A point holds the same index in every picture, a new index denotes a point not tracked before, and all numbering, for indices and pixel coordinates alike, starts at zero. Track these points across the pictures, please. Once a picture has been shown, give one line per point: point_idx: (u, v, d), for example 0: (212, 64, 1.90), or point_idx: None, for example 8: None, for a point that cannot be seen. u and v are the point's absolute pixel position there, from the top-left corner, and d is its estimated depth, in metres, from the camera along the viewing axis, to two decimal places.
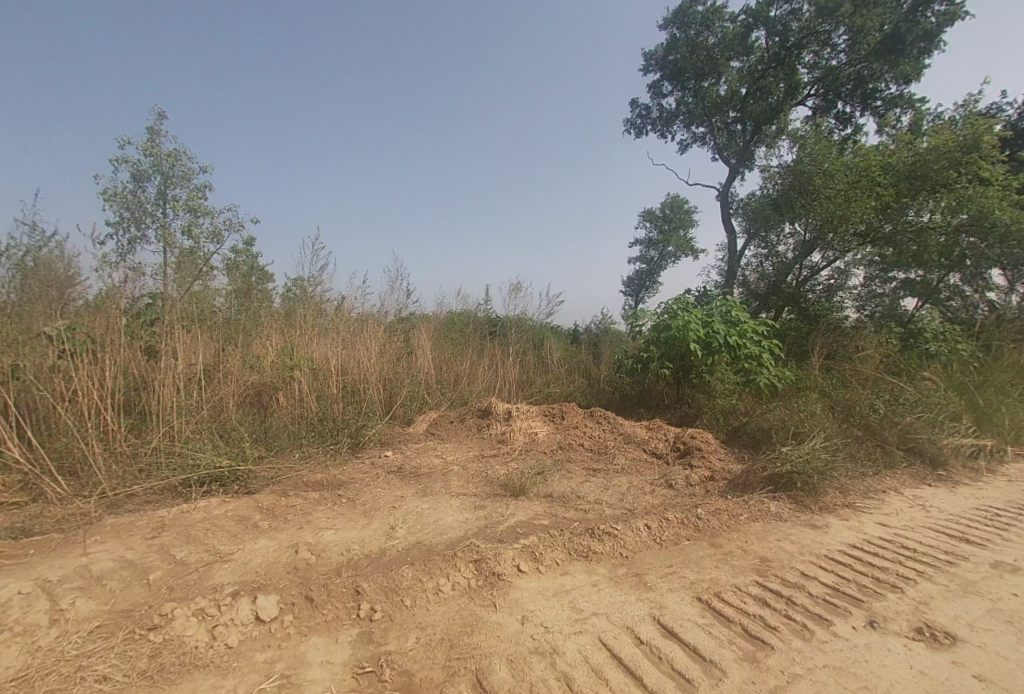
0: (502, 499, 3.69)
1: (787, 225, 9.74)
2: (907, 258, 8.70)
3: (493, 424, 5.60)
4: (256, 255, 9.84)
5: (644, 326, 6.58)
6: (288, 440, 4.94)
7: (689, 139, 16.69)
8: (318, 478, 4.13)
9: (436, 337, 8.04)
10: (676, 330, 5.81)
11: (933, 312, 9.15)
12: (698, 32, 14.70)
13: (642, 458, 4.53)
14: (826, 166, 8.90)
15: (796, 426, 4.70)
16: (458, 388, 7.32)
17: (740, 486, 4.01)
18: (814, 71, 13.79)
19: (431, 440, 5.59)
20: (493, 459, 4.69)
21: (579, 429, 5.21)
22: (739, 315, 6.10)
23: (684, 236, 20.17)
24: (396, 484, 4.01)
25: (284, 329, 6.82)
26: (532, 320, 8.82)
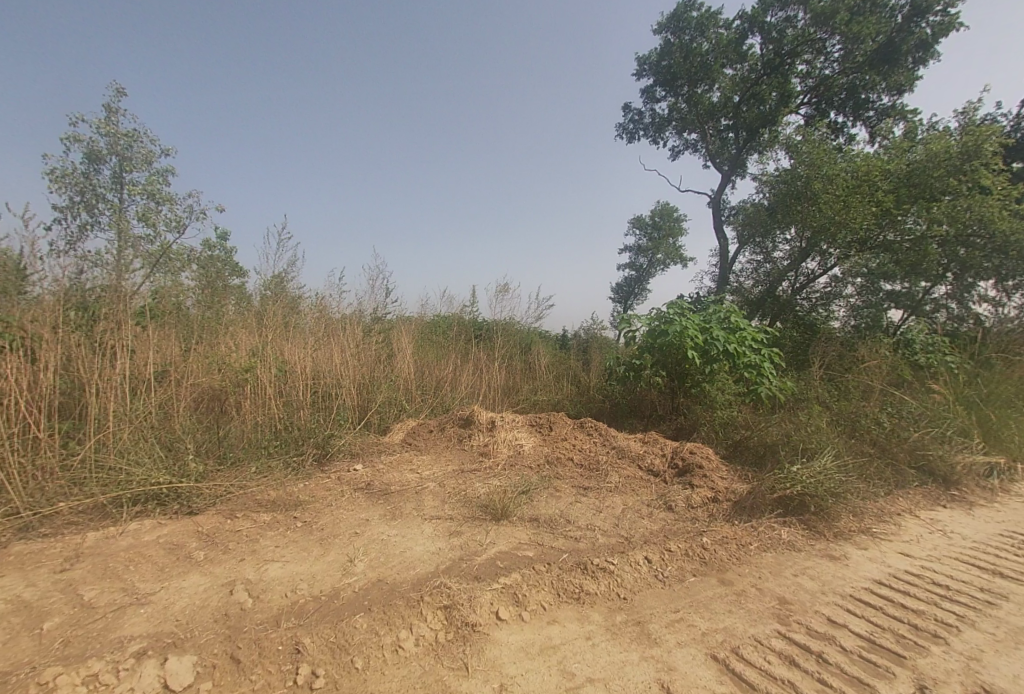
0: (481, 523, 3.24)
1: (782, 231, 9.48)
2: (897, 268, 8.47)
3: (475, 434, 5.13)
4: (228, 250, 9.29)
5: (638, 331, 6.18)
6: (244, 452, 4.41)
7: (681, 146, 16.53)
8: (272, 497, 3.62)
9: (417, 340, 7.57)
10: (673, 336, 5.41)
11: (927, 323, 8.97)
12: (692, 38, 14.56)
13: (637, 475, 4.11)
14: (826, 170, 8.61)
15: (804, 441, 4.31)
16: (438, 394, 6.83)
17: (747, 509, 3.60)
18: (807, 80, 13.72)
19: (407, 451, 5.12)
20: (473, 474, 4.24)
21: (568, 441, 4.77)
22: (739, 321, 5.72)
23: (673, 244, 20.00)
24: (362, 505, 3.54)
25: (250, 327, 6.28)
26: (520, 323, 8.39)
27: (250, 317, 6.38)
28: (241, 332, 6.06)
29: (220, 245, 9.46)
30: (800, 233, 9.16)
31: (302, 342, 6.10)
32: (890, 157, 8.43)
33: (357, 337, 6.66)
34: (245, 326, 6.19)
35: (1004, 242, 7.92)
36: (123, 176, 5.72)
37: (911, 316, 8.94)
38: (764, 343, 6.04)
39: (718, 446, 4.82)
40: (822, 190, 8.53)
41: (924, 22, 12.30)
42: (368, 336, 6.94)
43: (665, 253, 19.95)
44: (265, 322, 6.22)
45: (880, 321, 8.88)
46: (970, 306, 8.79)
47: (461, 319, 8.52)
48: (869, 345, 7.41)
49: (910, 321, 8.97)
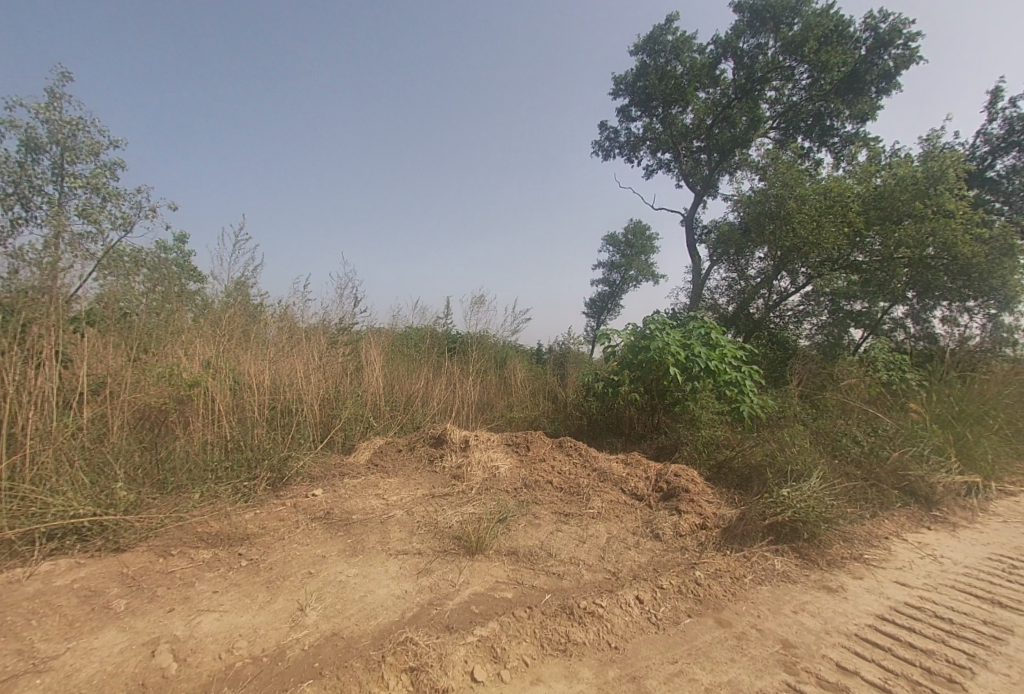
0: (453, 558, 2.92)
1: (756, 250, 9.51)
2: (852, 290, 8.66)
3: (447, 455, 4.79)
4: (185, 254, 8.71)
5: (616, 347, 5.98)
6: (182, 477, 3.94)
7: (655, 165, 16.80)
8: (214, 531, 3.19)
9: (387, 353, 7.18)
10: (654, 352, 5.21)
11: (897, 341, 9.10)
12: (667, 60, 14.87)
13: (620, 500, 3.85)
14: (798, 190, 8.72)
15: (791, 463, 4.15)
16: (408, 410, 6.44)
17: (737, 537, 3.38)
18: (776, 106, 14.16)
19: (373, 473, 4.73)
20: (444, 500, 3.90)
21: (546, 463, 4.48)
22: (720, 338, 5.59)
23: (645, 261, 20.22)
24: (319, 538, 3.16)
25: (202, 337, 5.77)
26: (494, 336, 8.10)
27: (199, 324, 5.91)
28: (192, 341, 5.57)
29: (175, 251, 8.88)
30: (771, 253, 9.23)
31: (257, 354, 5.63)
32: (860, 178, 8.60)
33: (320, 348, 6.23)
34: (199, 334, 5.73)
35: (966, 264, 8.15)
36: (65, 168, 5.23)
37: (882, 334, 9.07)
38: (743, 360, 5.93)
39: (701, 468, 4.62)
40: (795, 209, 8.61)
41: (885, 55, 12.87)
42: (332, 347, 6.50)
43: (638, 270, 20.13)
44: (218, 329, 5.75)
45: (835, 341, 8.99)
46: (926, 326, 9.13)
47: (432, 332, 8.17)
48: (838, 364, 7.41)
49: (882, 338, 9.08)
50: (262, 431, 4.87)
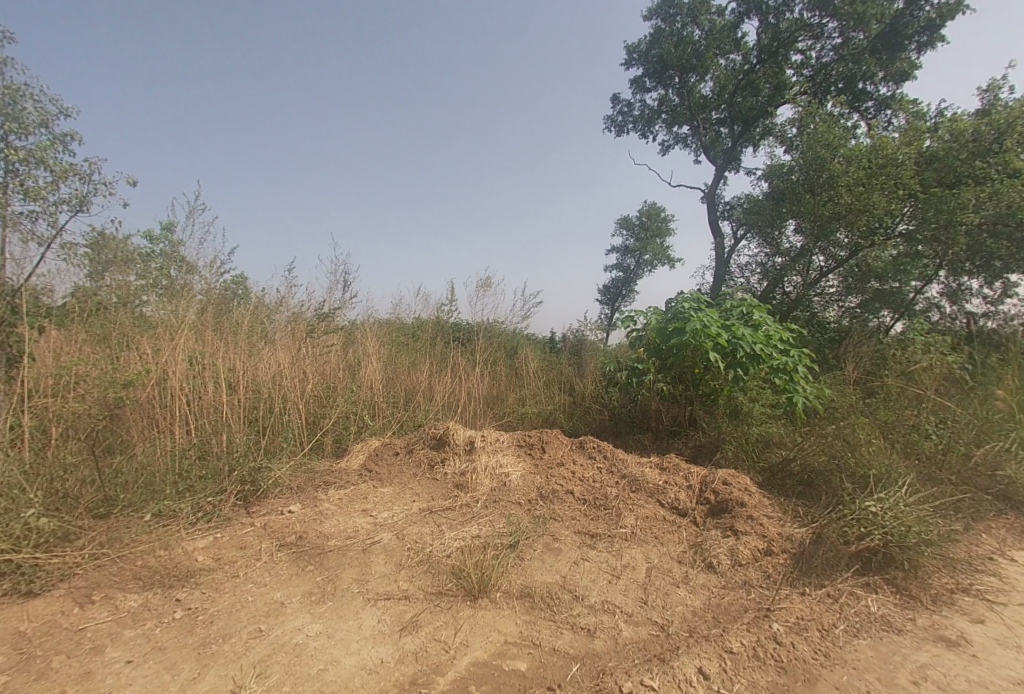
0: (449, 604, 2.26)
1: (789, 224, 8.57)
2: (874, 274, 7.77)
3: (449, 459, 4.11)
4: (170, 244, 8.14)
5: (641, 330, 5.20)
6: (130, 501, 3.33)
7: (672, 140, 15.82)
8: (152, 570, 2.58)
9: (387, 344, 6.52)
10: (689, 334, 4.41)
11: (950, 320, 8.16)
12: (684, 25, 13.83)
13: (659, 517, 3.15)
14: (843, 151, 7.80)
15: (867, 470, 3.40)
16: (409, 407, 5.79)
17: (814, 570, 2.66)
18: (803, 69, 13.07)
19: (365, 481, 4.10)
20: (444, 518, 3.23)
21: (565, 468, 3.78)
22: (763, 318, 4.79)
23: (661, 244, 19.27)
24: (283, 575, 2.53)
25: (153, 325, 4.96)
26: (504, 322, 7.38)
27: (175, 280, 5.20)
28: (164, 318, 4.92)
29: (161, 240, 8.34)
30: (804, 229, 8.28)
31: (234, 347, 4.96)
32: (912, 136, 7.66)
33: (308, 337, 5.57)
34: (172, 298, 5.03)
35: None
36: (10, 141, 4.62)
37: (931, 314, 8.16)
38: (791, 342, 5.10)
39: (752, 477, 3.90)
40: (838, 173, 7.68)
41: (928, 5, 11.65)
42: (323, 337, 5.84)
43: (653, 253, 19.16)
44: (197, 294, 5.13)
45: (862, 320, 7.97)
46: (965, 305, 8.03)
47: (435, 322, 7.46)
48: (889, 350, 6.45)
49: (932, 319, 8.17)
50: (236, 439, 4.22)
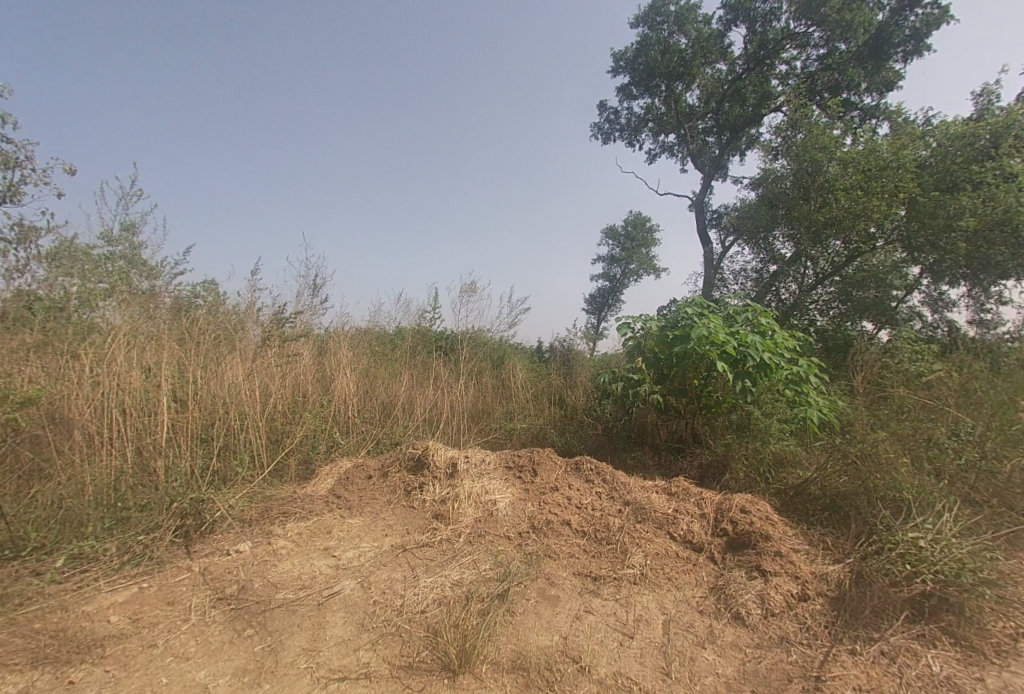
0: (421, 684, 1.78)
1: (781, 230, 8.24)
2: (863, 281, 7.49)
3: (428, 485, 3.62)
4: (131, 246, 7.60)
5: (638, 338, 4.76)
6: (39, 546, 2.82)
7: (659, 148, 15.70)
8: (46, 640, 2.07)
9: (363, 353, 6.03)
10: (694, 342, 3.96)
11: (940, 328, 8.01)
12: (671, 33, 13.74)
13: (673, 554, 2.70)
14: (837, 155, 7.37)
15: (900, 495, 3.00)
16: (385, 423, 5.30)
17: (860, 624, 2.24)
18: (790, 78, 13.04)
19: (331, 511, 3.58)
20: (420, 559, 2.74)
21: (560, 494, 3.31)
22: (769, 324, 4.40)
23: (647, 254, 19.09)
24: (213, 644, 2.03)
25: (88, 332, 4.36)
26: (488, 330, 6.89)
27: (123, 288, 4.70)
28: (104, 327, 4.38)
29: (122, 245, 7.78)
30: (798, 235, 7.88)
31: (186, 357, 4.41)
32: (906, 139, 7.24)
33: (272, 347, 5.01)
34: (115, 304, 4.50)
35: None
36: None
37: (921, 322, 7.98)
38: (798, 350, 4.69)
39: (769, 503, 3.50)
40: (837, 176, 7.25)
41: (913, 16, 11.70)
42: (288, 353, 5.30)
43: (638, 263, 18.96)
44: (144, 298, 4.59)
45: (845, 327, 7.55)
46: (947, 315, 7.98)
47: (414, 331, 6.94)
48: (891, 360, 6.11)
49: (922, 327, 8.00)
50: (179, 464, 3.69)
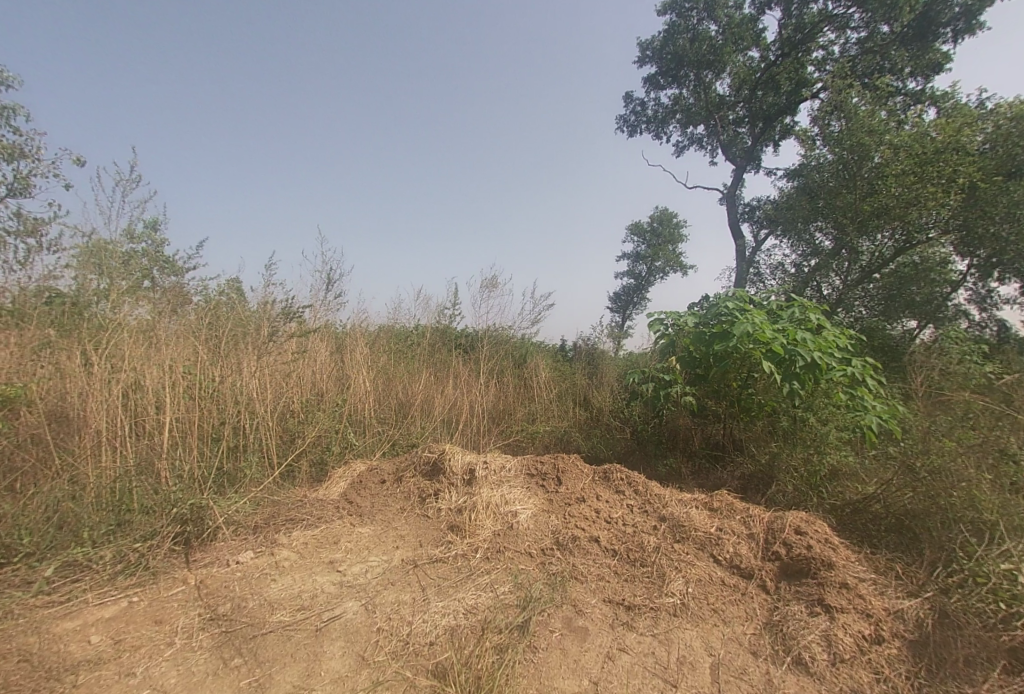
0: None
1: (822, 222, 7.52)
2: (907, 280, 6.88)
3: (444, 492, 3.36)
4: (156, 244, 7.63)
5: (672, 334, 4.42)
6: (32, 553, 2.72)
7: (687, 141, 15.15)
8: (17, 666, 1.92)
9: (380, 351, 5.82)
10: (736, 339, 3.60)
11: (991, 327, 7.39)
12: (699, 20, 13.21)
13: (718, 581, 2.38)
14: (886, 140, 6.70)
15: (985, 517, 2.59)
16: (402, 423, 5.07)
17: (951, 678, 1.88)
18: (827, 64, 12.36)
19: (340, 519, 3.36)
20: (431, 578, 2.49)
21: (587, 507, 3.01)
22: (820, 321, 3.97)
23: (673, 251, 18.48)
24: (194, 677, 1.85)
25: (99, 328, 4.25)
26: (509, 328, 6.59)
27: (136, 282, 4.61)
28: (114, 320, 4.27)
29: (145, 242, 7.82)
30: (840, 228, 7.20)
31: (194, 348, 4.23)
32: (964, 120, 6.46)
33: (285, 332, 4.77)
34: (126, 297, 4.39)
35: None
36: None
37: (973, 321, 7.35)
38: (852, 351, 4.22)
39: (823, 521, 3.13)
40: (888, 162, 6.56)
41: None
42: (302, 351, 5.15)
43: (665, 259, 18.37)
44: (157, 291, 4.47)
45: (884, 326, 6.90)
46: (995, 312, 7.34)
47: (433, 328, 6.68)
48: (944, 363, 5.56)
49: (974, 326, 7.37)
50: (185, 465, 3.57)
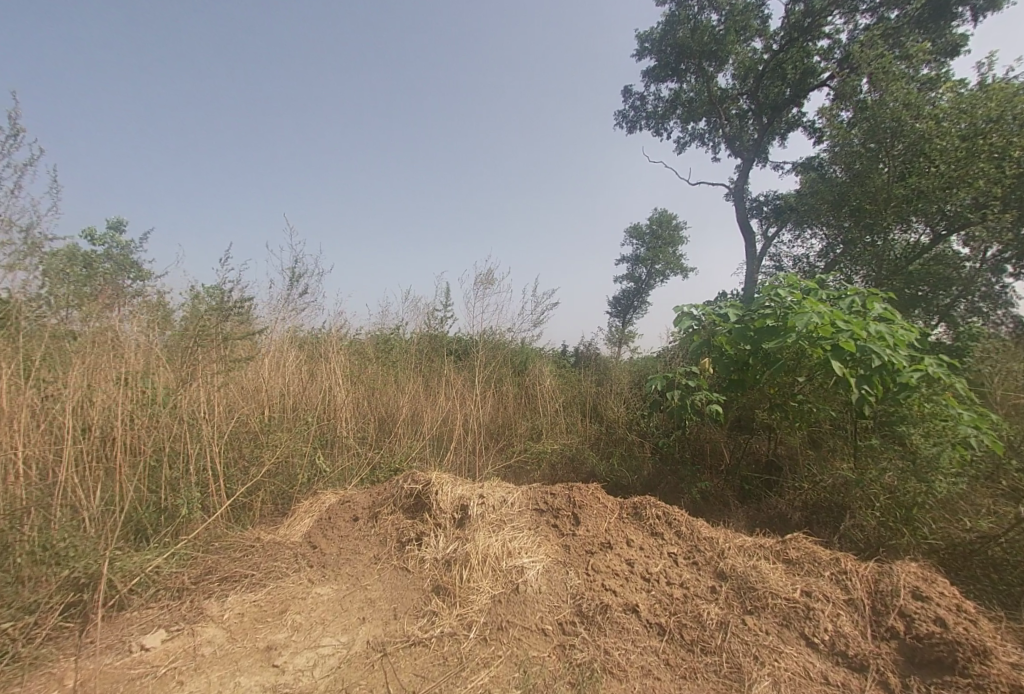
0: None
1: (837, 212, 6.75)
2: (905, 271, 5.93)
3: (428, 536, 2.61)
4: (121, 246, 6.97)
5: (703, 331, 3.70)
6: None
7: (689, 136, 14.52)
8: None
9: (360, 360, 5.08)
10: (794, 334, 2.88)
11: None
12: (700, 9, 12.66)
13: (821, 678, 1.66)
14: (926, 111, 5.98)
15: None
16: (383, 444, 4.31)
17: None
18: (836, 51, 11.75)
19: (296, 574, 2.61)
20: (405, 681, 1.75)
21: (618, 558, 2.28)
22: (892, 312, 3.20)
23: (674, 253, 17.81)
24: None
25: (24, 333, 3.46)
26: (507, 331, 5.85)
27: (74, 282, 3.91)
28: (32, 322, 3.55)
29: (106, 245, 7.10)
30: (861, 213, 6.42)
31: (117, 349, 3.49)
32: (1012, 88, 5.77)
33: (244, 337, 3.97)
34: (49, 297, 3.67)
35: None
36: None
37: (1007, 318, 6.57)
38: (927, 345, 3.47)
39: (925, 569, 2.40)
40: (934, 131, 5.80)
41: None
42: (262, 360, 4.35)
43: (665, 262, 17.72)
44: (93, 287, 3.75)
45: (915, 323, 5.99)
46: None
47: (422, 332, 5.92)
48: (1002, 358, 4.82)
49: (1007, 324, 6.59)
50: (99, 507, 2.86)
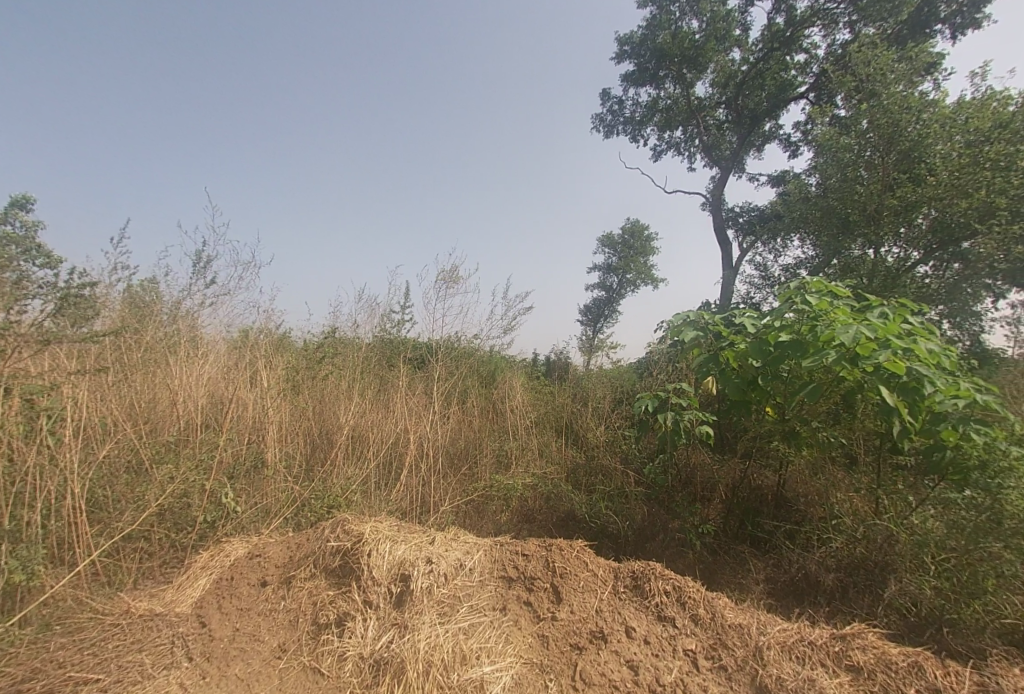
0: None
1: (822, 223, 6.36)
2: (899, 283, 5.53)
3: (352, 622, 1.88)
4: (26, 228, 5.93)
5: (703, 341, 3.15)
6: None
7: (667, 143, 14.27)
8: None
9: (297, 369, 4.28)
10: (830, 353, 2.34)
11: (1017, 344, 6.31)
12: (682, 14, 12.41)
13: None
14: (926, 115, 5.63)
15: None
16: (316, 473, 3.54)
17: None
18: (816, 62, 11.64)
19: (160, 678, 1.84)
20: None
21: (617, 662, 1.63)
22: (932, 327, 2.70)
23: (645, 262, 17.52)
24: None
25: None
26: (474, 337, 5.16)
27: None
28: None
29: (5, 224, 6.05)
30: (851, 224, 6.08)
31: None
32: (1009, 98, 5.53)
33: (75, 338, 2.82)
34: None
35: None
36: None
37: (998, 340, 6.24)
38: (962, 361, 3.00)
39: (1009, 666, 1.85)
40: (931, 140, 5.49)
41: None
42: (167, 363, 3.65)
43: (636, 272, 17.41)
44: None
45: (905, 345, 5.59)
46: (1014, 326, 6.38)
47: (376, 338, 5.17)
48: (1006, 385, 4.46)
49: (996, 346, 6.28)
50: None
